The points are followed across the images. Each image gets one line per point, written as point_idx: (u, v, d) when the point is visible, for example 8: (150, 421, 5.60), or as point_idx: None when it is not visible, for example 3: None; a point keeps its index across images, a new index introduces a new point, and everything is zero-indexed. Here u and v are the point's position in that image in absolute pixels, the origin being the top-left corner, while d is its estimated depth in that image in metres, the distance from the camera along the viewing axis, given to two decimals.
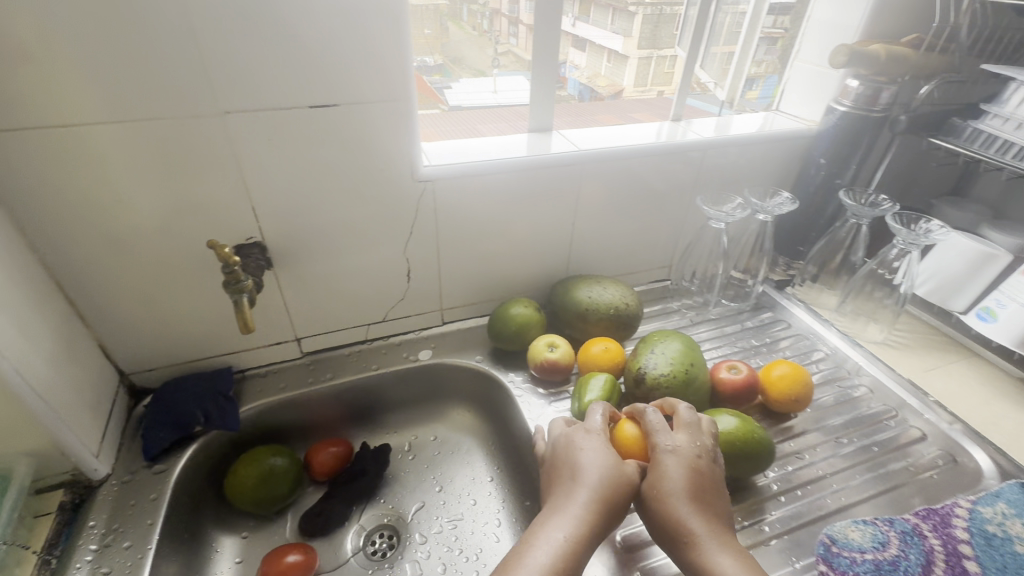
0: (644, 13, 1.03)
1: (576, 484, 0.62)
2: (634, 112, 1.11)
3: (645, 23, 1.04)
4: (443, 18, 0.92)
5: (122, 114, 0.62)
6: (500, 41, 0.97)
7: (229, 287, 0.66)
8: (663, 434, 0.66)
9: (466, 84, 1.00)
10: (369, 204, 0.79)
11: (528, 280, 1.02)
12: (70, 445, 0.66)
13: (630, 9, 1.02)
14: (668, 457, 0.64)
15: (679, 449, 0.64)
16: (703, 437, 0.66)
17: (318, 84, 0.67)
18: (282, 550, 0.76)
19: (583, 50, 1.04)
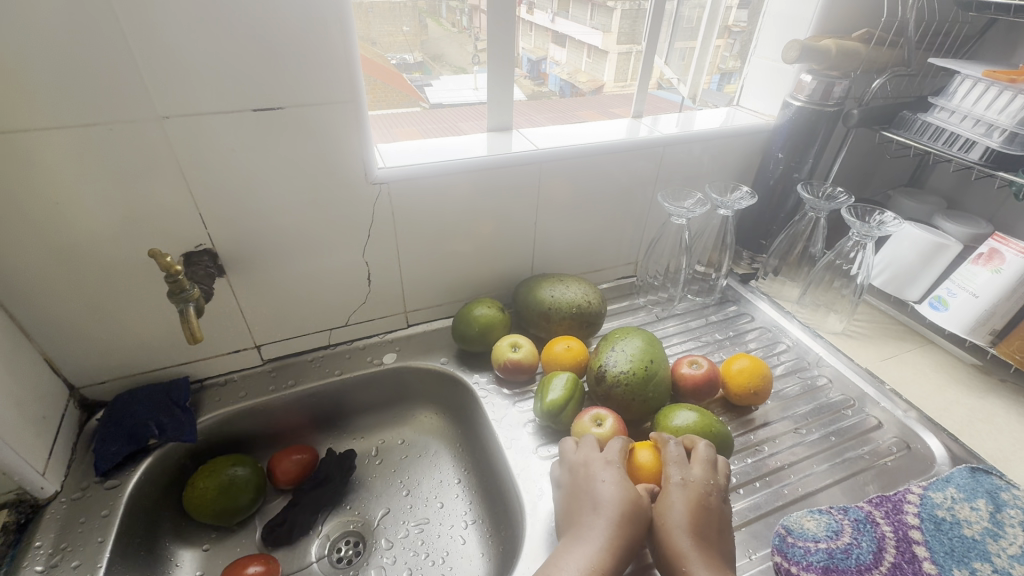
0: (623, 8, 1.02)
1: (596, 519, 0.63)
2: (613, 107, 1.11)
3: (623, 19, 1.03)
4: (422, 15, 0.92)
5: (54, 120, 0.59)
6: (480, 38, 0.94)
7: (174, 297, 0.65)
8: (676, 469, 0.67)
9: (446, 81, 1.00)
10: (323, 207, 0.78)
11: (492, 280, 1.02)
12: (12, 464, 0.64)
13: (609, 4, 1.01)
14: (680, 492, 0.65)
15: (690, 482, 0.66)
16: (715, 472, 0.68)
17: (263, 87, 0.66)
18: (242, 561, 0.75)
19: (563, 46, 1.06)
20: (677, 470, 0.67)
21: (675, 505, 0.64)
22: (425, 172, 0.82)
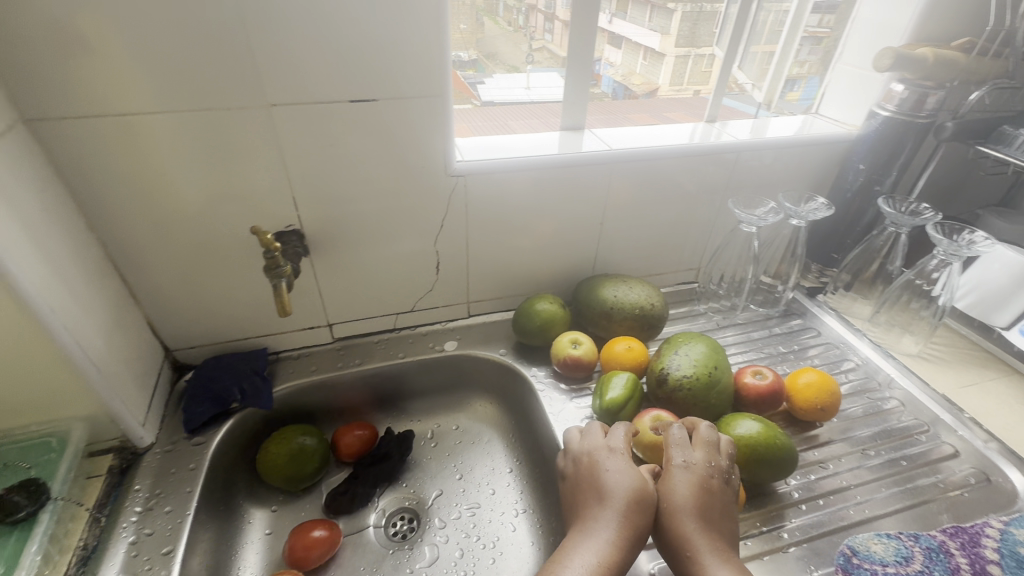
0: (684, 10, 1.01)
1: (603, 506, 0.64)
2: (667, 111, 1.09)
3: (684, 20, 1.02)
4: (478, 14, 0.93)
5: (178, 103, 0.65)
6: (536, 37, 0.98)
7: (269, 272, 0.69)
8: (678, 449, 0.68)
9: (499, 79, 1.01)
10: (403, 197, 0.82)
11: (554, 277, 1.03)
12: (119, 414, 0.70)
13: (669, 6, 1.00)
14: (681, 473, 0.66)
15: (693, 464, 0.66)
16: (716, 454, 0.68)
17: (361, 81, 0.70)
18: (306, 525, 0.79)
19: (619, 48, 1.02)
20: (681, 451, 0.68)
21: (676, 485, 0.65)
22: (502, 168, 0.84)
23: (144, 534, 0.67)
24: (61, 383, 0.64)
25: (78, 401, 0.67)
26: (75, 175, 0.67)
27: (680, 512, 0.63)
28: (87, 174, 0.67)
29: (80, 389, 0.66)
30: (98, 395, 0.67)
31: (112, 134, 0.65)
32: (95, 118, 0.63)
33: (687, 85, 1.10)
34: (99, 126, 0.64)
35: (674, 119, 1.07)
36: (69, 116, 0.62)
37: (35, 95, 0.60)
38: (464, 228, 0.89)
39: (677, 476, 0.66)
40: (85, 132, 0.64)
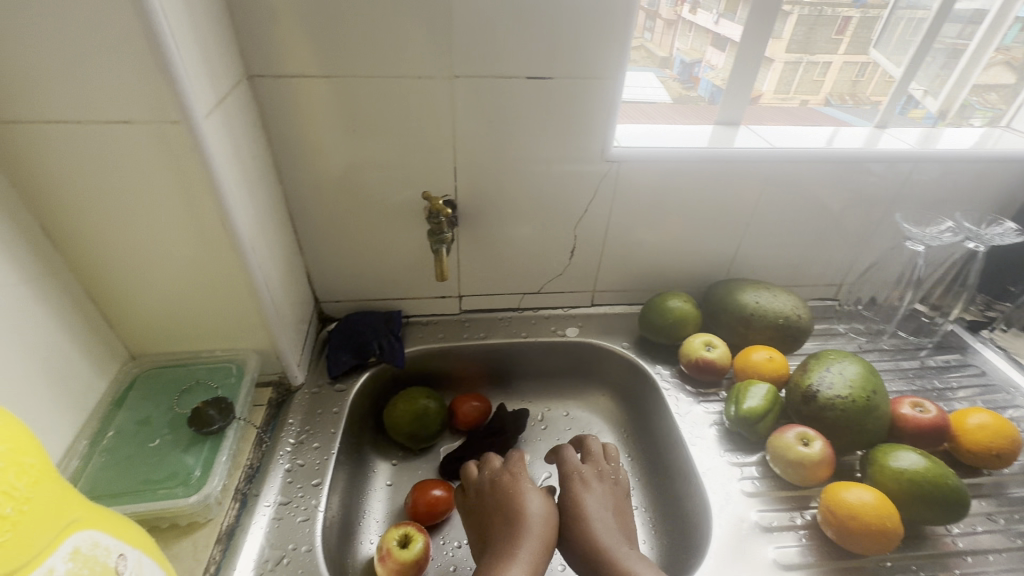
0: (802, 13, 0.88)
1: (516, 528, 0.65)
2: (771, 121, 0.96)
3: (799, 25, 0.90)
4: None
5: (373, 71, 0.70)
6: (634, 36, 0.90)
7: (434, 236, 0.76)
8: (595, 473, 0.73)
9: None
10: (555, 178, 0.83)
11: (684, 277, 1.00)
12: (284, 352, 0.76)
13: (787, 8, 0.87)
14: (592, 490, 0.71)
15: (586, 477, 0.72)
16: (607, 466, 0.75)
17: (540, 59, 0.71)
18: (426, 484, 0.81)
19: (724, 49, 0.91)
20: (601, 475, 0.73)
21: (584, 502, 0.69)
22: (658, 157, 0.82)
23: (297, 464, 0.72)
24: (248, 316, 0.71)
25: (255, 335, 0.73)
26: (275, 131, 0.73)
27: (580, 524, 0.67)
28: (285, 132, 0.74)
29: (258, 324, 0.72)
30: (273, 332, 0.73)
31: (314, 94, 0.71)
32: (303, 79, 0.69)
33: (794, 94, 0.99)
34: (305, 85, 0.70)
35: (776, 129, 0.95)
36: (283, 76, 0.69)
37: (261, 55, 0.67)
38: (606, 216, 0.89)
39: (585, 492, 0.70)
40: (293, 92, 0.70)
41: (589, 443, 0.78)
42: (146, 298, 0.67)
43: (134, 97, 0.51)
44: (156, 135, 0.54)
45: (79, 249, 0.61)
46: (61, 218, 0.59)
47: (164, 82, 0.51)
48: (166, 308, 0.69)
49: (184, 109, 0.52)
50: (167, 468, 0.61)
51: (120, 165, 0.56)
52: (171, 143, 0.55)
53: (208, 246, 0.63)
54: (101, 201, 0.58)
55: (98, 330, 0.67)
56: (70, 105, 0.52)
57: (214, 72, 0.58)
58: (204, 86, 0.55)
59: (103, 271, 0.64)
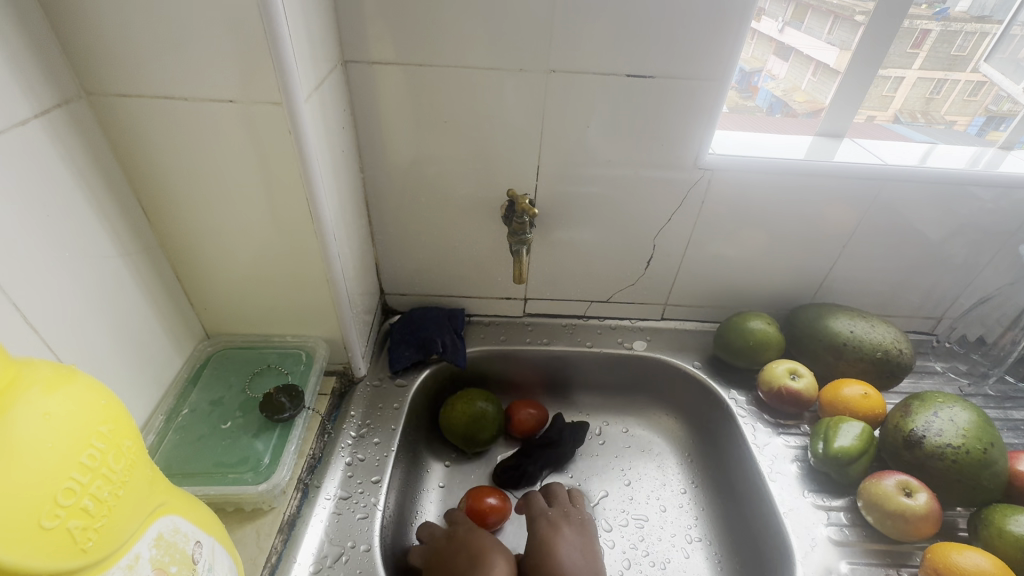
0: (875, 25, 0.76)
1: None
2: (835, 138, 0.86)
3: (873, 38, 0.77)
4: None
5: (467, 61, 0.68)
6: None
7: (514, 237, 0.74)
8: (568, 520, 0.70)
9: None
10: (640, 182, 0.79)
11: (764, 297, 0.93)
12: (351, 343, 0.75)
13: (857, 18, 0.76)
14: (567, 543, 0.67)
15: (552, 518, 0.70)
16: (574, 509, 0.72)
17: (642, 56, 0.67)
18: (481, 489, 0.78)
19: (786, 60, 0.84)
20: (572, 523, 0.70)
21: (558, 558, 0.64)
22: (756, 166, 0.77)
23: (357, 458, 0.71)
24: (322, 304, 0.70)
25: (325, 324, 0.72)
26: (362, 119, 0.72)
27: (547, 572, 0.64)
28: (372, 120, 0.72)
29: (330, 313, 0.71)
30: (344, 323, 0.72)
31: (404, 82, 0.69)
32: (396, 67, 0.68)
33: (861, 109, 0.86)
34: (398, 73, 0.68)
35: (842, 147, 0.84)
36: (376, 62, 0.68)
37: (356, 41, 0.66)
38: (690, 226, 0.84)
39: (557, 541, 0.67)
40: (383, 80, 0.69)
41: (564, 492, 0.74)
42: (226, 279, 0.67)
43: (242, 78, 0.51)
44: (257, 117, 0.53)
45: (169, 226, 0.62)
46: (156, 195, 0.59)
47: (272, 64, 0.50)
48: (244, 290, 0.69)
49: (287, 91, 0.51)
50: (238, 452, 0.60)
51: (218, 146, 0.56)
52: (270, 126, 0.54)
53: (292, 233, 0.63)
54: (196, 180, 0.58)
55: (180, 308, 0.67)
56: (178, 83, 0.51)
57: (314, 55, 0.57)
58: (306, 70, 0.54)
59: (189, 250, 0.64)
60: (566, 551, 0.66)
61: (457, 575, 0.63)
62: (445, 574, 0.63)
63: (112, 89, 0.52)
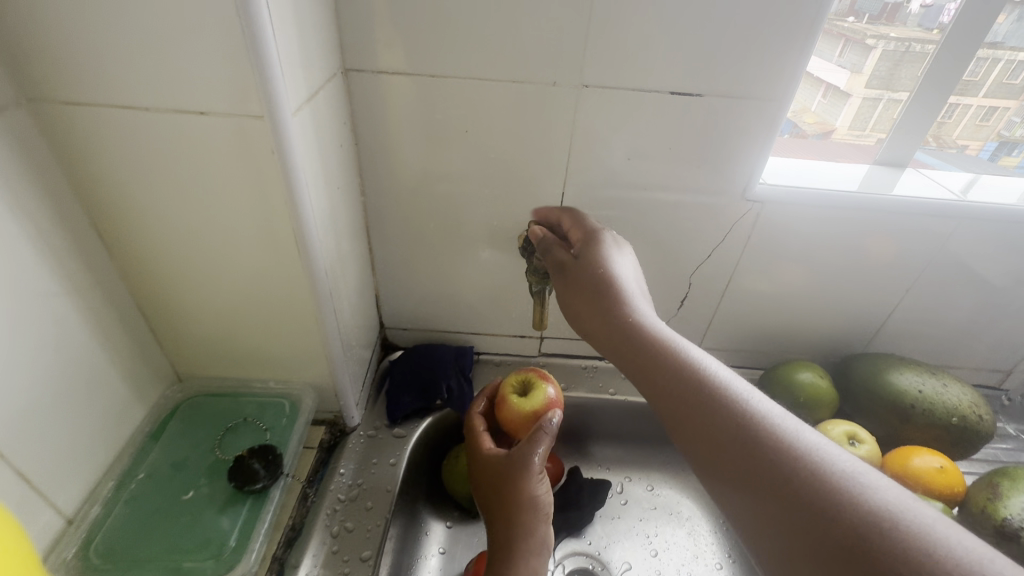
0: (886, 48, 0.69)
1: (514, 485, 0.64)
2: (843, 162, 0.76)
3: (883, 60, 0.70)
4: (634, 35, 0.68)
5: (487, 73, 0.59)
6: None
7: (535, 275, 0.64)
8: (642, 298, 0.52)
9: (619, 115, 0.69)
10: (678, 213, 0.69)
11: (810, 343, 0.83)
12: (344, 390, 0.66)
13: (869, 41, 0.69)
14: (652, 322, 0.48)
15: None
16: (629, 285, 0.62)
17: (691, 72, 0.58)
18: (533, 380, 0.71)
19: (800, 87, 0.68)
20: (644, 301, 0.51)
21: (641, 320, 0.48)
22: (812, 199, 0.67)
23: (345, 529, 0.61)
24: (311, 347, 0.61)
25: (314, 368, 0.63)
26: (363, 136, 0.63)
27: (646, 351, 0.46)
28: (375, 136, 0.63)
29: (321, 356, 0.61)
30: (336, 368, 0.63)
31: (414, 95, 0.60)
32: (404, 77, 0.59)
33: (870, 131, 0.76)
34: (406, 85, 0.60)
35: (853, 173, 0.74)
36: (381, 72, 0.59)
37: (359, 46, 0.57)
38: (733, 263, 0.74)
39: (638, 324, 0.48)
40: (389, 92, 0.60)
41: (613, 243, 0.57)
42: (201, 317, 0.58)
43: (215, 86, 0.42)
44: (234, 132, 0.44)
45: (132, 258, 0.53)
46: (116, 221, 0.50)
47: (251, 70, 0.41)
48: (221, 330, 0.59)
49: (270, 103, 0.42)
50: (200, 534, 0.51)
51: (188, 166, 0.47)
52: (250, 144, 0.45)
53: (276, 268, 0.54)
54: (162, 205, 0.49)
55: (143, 351, 0.58)
56: (137, 90, 0.42)
57: (308, 61, 0.48)
58: (295, 78, 0.45)
59: (157, 284, 0.55)
60: (657, 332, 0.47)
61: (504, 458, 0.59)
62: (486, 467, 0.60)
63: (58, 94, 0.43)
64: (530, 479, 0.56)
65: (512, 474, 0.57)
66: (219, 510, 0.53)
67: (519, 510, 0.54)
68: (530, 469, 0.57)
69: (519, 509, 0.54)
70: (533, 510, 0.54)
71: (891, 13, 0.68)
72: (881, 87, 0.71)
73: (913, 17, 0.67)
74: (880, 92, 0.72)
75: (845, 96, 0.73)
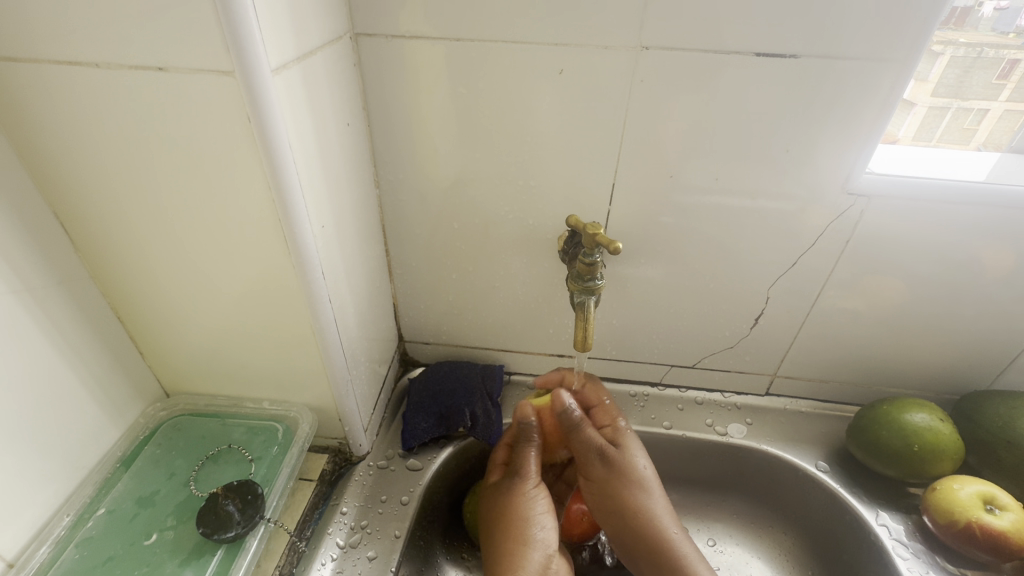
0: (956, 54, 0.54)
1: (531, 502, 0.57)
2: (933, 168, 0.56)
3: (962, 64, 0.55)
4: None
5: (521, 34, 0.48)
6: None
7: (578, 283, 0.53)
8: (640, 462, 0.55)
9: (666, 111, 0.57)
10: (755, 213, 0.56)
11: (917, 378, 0.67)
12: (349, 413, 0.56)
13: (937, 49, 0.53)
14: (638, 468, 0.55)
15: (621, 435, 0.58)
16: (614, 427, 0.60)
17: (782, 27, 0.46)
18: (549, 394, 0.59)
19: None
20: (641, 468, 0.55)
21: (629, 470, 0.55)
22: (930, 196, 0.53)
23: None
24: (308, 363, 0.51)
25: (314, 386, 0.53)
26: (376, 114, 0.54)
27: (619, 483, 0.54)
28: (390, 117, 0.54)
29: (321, 372, 0.52)
30: (337, 388, 0.53)
31: (436, 68, 0.51)
32: (424, 42, 0.50)
33: (937, 143, 0.59)
34: (426, 55, 0.50)
35: (952, 171, 0.55)
36: (396, 38, 0.50)
37: (370, 5, 0.48)
38: (823, 275, 0.60)
39: (626, 460, 0.55)
40: (406, 62, 0.51)
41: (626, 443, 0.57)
42: (182, 326, 0.50)
43: (171, 31, 0.33)
44: (200, 95, 0.36)
45: (103, 255, 0.45)
46: (77, 210, 0.43)
47: (213, 7, 0.32)
48: (206, 342, 0.51)
49: (240, 52, 0.33)
50: None
51: (151, 140, 0.38)
52: (220, 109, 0.36)
53: (261, 269, 0.45)
54: (125, 190, 0.41)
55: (118, 359, 0.50)
56: (82, 41, 0.34)
57: (298, 10, 0.39)
58: (278, 25, 0.36)
59: (128, 286, 0.47)
60: (642, 471, 0.55)
61: (497, 490, 0.54)
62: (483, 502, 0.55)
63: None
64: (524, 514, 0.51)
65: (501, 507, 0.53)
66: (181, 561, 0.46)
67: (506, 551, 0.50)
68: (527, 501, 0.52)
69: (510, 544, 0.50)
70: (528, 545, 0.50)
71: (962, 16, 0.52)
72: (950, 96, 0.56)
73: (986, 20, 0.52)
74: (948, 100, 0.57)
75: (908, 106, 0.57)
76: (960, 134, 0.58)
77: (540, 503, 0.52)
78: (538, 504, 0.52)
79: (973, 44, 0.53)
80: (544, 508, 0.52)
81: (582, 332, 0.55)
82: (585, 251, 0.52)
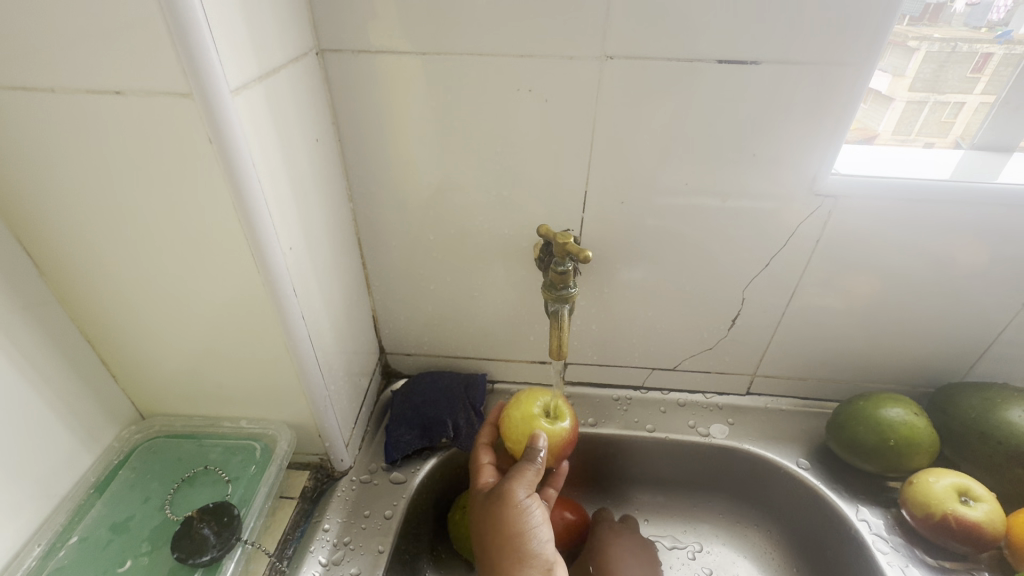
0: (932, 49, 0.55)
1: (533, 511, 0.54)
2: (905, 163, 0.57)
3: (934, 61, 0.56)
4: None
5: (488, 45, 0.48)
6: None
7: (553, 291, 0.53)
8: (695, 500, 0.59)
9: None
10: (728, 215, 0.57)
11: (896, 372, 0.68)
12: (329, 429, 0.56)
13: (910, 45, 0.55)
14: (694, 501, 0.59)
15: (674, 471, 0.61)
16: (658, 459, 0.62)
17: (744, 32, 0.47)
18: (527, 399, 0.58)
19: None
20: None
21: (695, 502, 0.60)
22: (896, 195, 0.54)
23: None
24: (284, 380, 0.51)
25: (291, 403, 0.53)
26: (348, 128, 0.54)
27: None
28: (361, 130, 0.54)
29: (298, 389, 0.52)
30: (315, 404, 0.53)
31: (404, 80, 0.51)
32: (392, 55, 0.50)
33: (917, 136, 0.60)
34: (395, 68, 0.50)
35: (922, 168, 0.56)
36: (364, 51, 0.50)
37: (335, 20, 0.48)
38: (796, 274, 0.61)
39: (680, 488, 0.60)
40: (374, 76, 0.51)
41: None
42: (156, 349, 0.50)
43: (129, 57, 0.33)
44: (161, 119, 0.35)
45: (71, 280, 0.45)
46: (42, 235, 0.42)
47: (168, 29, 0.32)
48: (180, 364, 0.51)
49: (198, 74, 0.33)
50: None
51: (113, 165, 0.38)
52: (182, 133, 0.36)
53: (232, 289, 0.44)
54: (90, 213, 0.41)
55: (89, 384, 0.50)
56: (37, 67, 0.34)
57: (259, 28, 0.39)
58: (238, 44, 0.36)
59: (98, 309, 0.47)
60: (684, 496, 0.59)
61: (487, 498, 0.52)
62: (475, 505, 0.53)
63: None
64: (514, 520, 0.49)
65: (494, 509, 0.50)
66: None
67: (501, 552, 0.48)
68: (513, 508, 0.50)
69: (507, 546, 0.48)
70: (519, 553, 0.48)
71: (935, 13, 0.53)
72: (927, 90, 0.57)
73: (958, 16, 0.54)
74: (925, 95, 0.58)
75: (886, 101, 0.58)
76: (940, 125, 0.60)
77: (534, 516, 0.50)
78: (528, 516, 0.49)
79: (948, 39, 0.55)
80: (540, 519, 0.50)
81: (557, 340, 0.55)
82: (557, 260, 0.52)
